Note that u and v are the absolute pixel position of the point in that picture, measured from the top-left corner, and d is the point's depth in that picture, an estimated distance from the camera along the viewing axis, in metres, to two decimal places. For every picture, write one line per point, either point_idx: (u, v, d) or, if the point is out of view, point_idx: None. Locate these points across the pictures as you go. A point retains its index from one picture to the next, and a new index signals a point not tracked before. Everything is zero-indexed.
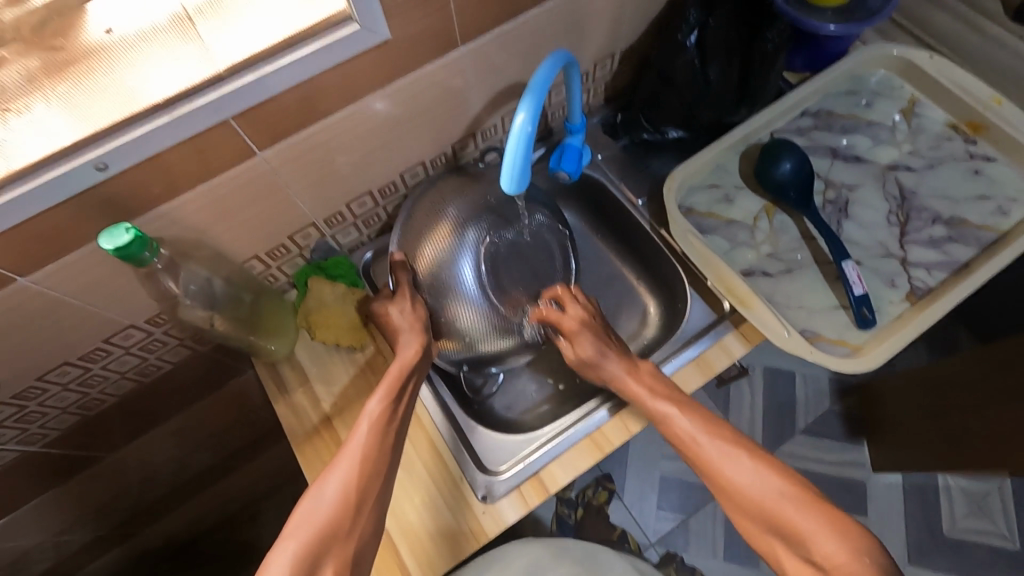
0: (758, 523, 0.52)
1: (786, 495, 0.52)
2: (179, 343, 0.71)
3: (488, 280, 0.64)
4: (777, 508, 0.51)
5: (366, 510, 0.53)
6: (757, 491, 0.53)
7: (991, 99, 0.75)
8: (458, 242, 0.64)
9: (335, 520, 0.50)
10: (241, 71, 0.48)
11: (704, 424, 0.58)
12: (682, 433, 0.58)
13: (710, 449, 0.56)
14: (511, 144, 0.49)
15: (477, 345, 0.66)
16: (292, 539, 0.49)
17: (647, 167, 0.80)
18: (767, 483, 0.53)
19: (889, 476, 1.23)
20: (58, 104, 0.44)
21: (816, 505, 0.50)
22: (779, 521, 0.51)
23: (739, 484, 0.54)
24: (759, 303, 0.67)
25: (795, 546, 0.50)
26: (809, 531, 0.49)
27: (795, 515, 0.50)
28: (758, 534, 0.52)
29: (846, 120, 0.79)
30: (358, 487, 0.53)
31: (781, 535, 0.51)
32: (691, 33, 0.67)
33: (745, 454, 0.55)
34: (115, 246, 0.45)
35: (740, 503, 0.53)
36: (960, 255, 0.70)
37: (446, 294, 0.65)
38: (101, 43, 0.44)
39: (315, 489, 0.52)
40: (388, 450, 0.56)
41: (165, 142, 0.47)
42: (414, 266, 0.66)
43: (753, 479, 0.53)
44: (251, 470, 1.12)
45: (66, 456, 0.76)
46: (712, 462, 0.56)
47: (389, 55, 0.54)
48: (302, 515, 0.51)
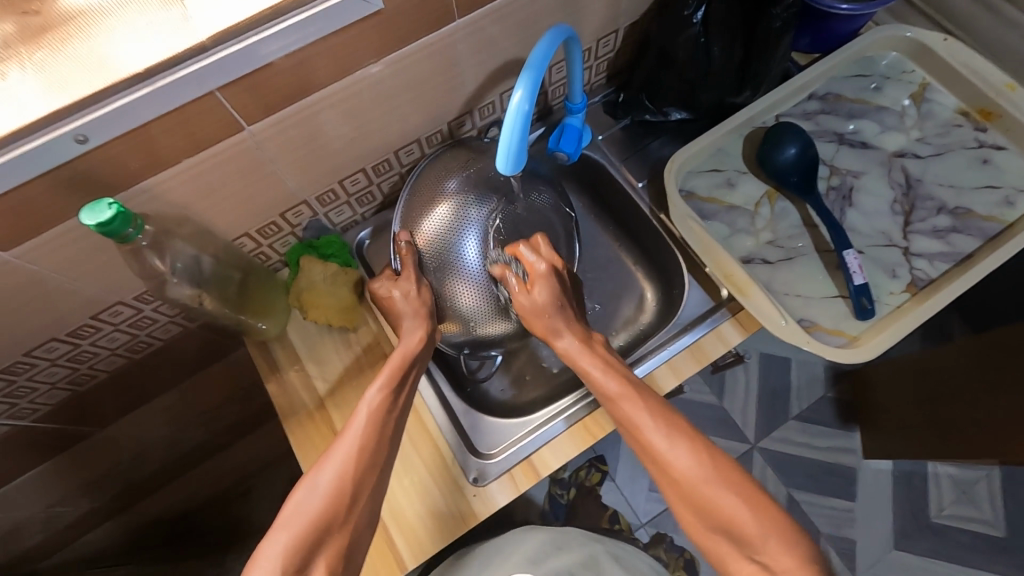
0: (706, 520, 0.52)
1: (739, 495, 0.52)
2: (169, 321, 0.70)
3: (491, 257, 0.63)
4: (726, 511, 0.51)
5: (359, 504, 0.52)
6: (708, 489, 0.52)
7: (1004, 85, 0.73)
8: (462, 218, 0.62)
9: (326, 514, 0.50)
10: (226, 40, 0.45)
11: (659, 415, 0.57)
12: (636, 421, 0.56)
13: (660, 438, 0.55)
14: (507, 122, 0.47)
15: (476, 326, 0.65)
16: (285, 530, 0.49)
17: (647, 149, 0.78)
18: (718, 483, 0.53)
19: (879, 463, 1.24)
20: (32, 71, 0.43)
21: (767, 510, 0.51)
22: (728, 522, 0.51)
23: (690, 480, 0.53)
24: (756, 291, 0.66)
25: (741, 548, 0.51)
26: (759, 534, 0.50)
27: (745, 519, 0.51)
28: (701, 527, 0.53)
29: (854, 104, 0.77)
30: (353, 480, 0.52)
31: (729, 536, 0.51)
32: (698, 10, 0.64)
33: (700, 452, 0.54)
34: (97, 221, 0.44)
35: (690, 499, 0.53)
36: (963, 246, 0.69)
37: (450, 271, 0.63)
38: (80, 9, 0.45)
39: (308, 481, 0.52)
40: (384, 443, 0.55)
41: (148, 115, 0.46)
42: (418, 241, 0.64)
43: (704, 477, 0.53)
44: (247, 446, 1.13)
45: (58, 431, 0.76)
46: (663, 454, 0.55)
47: (382, 27, 0.52)
48: (295, 507, 0.50)
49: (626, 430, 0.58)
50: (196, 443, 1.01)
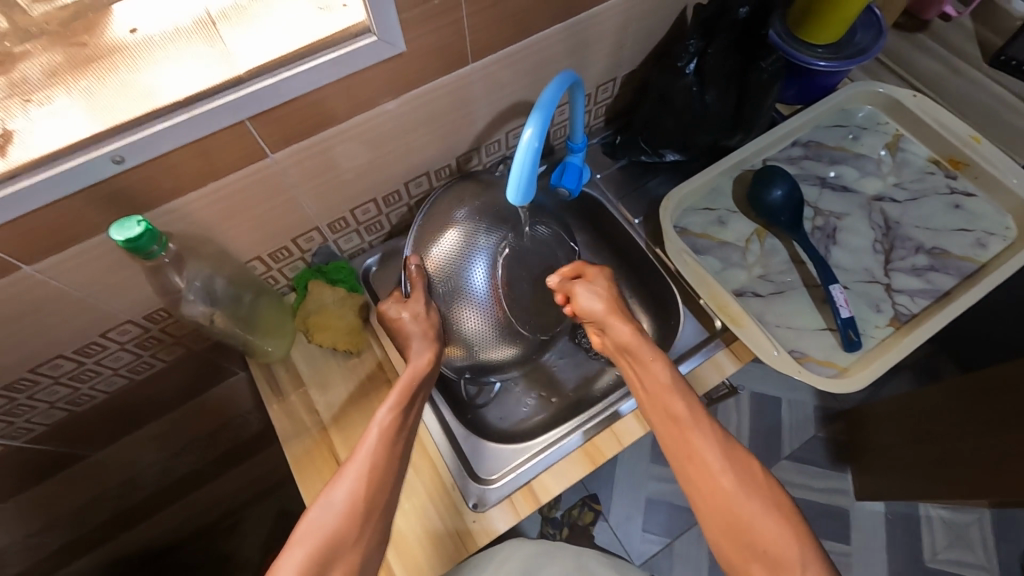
0: (739, 538, 0.51)
1: (776, 515, 0.51)
2: (174, 340, 0.71)
3: (499, 284, 0.64)
4: (760, 530, 0.51)
5: (371, 525, 0.51)
6: (747, 505, 0.52)
7: (970, 137, 0.79)
8: (472, 246, 0.64)
9: (340, 533, 0.49)
10: (261, 75, 0.49)
11: (706, 423, 0.56)
12: (680, 420, 0.56)
13: (706, 445, 0.54)
14: (518, 158, 0.52)
15: (478, 351, 0.67)
16: (299, 548, 0.48)
17: (644, 188, 0.83)
18: (758, 500, 0.52)
19: (872, 505, 1.25)
20: (77, 96, 0.45)
21: (803, 536, 0.50)
22: (757, 538, 0.51)
23: (728, 492, 0.52)
24: (749, 321, 0.69)
25: (776, 572, 0.49)
26: (798, 560, 0.49)
27: (779, 540, 0.50)
28: (731, 544, 0.52)
29: (834, 151, 0.83)
30: (366, 498, 0.51)
31: (765, 558, 0.50)
32: (690, 62, 0.70)
33: (744, 466, 0.54)
34: (126, 237, 0.46)
35: (727, 513, 0.52)
36: (941, 284, 0.73)
37: (455, 294, 0.64)
38: (124, 41, 0.44)
39: (322, 497, 0.51)
40: (396, 462, 0.55)
41: (183, 138, 0.49)
42: (427, 266, 0.65)
43: (744, 491, 0.52)
44: (236, 478, 1.11)
45: (49, 454, 0.75)
46: (700, 457, 0.54)
47: (403, 67, 0.56)
48: (309, 524, 0.50)
49: (666, 433, 0.57)
50: (185, 472, 0.99)
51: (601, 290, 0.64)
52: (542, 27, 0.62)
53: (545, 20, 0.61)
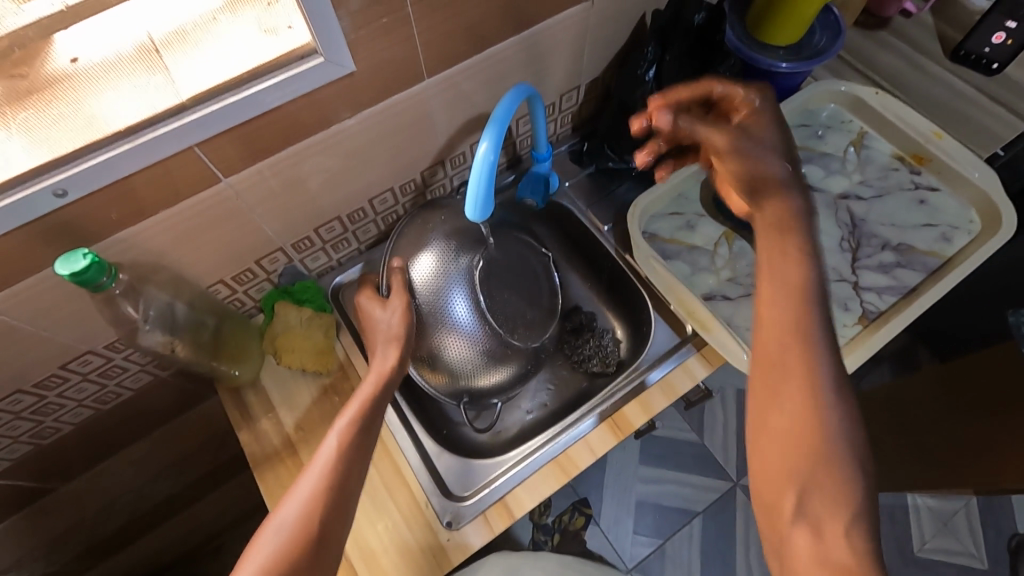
0: (775, 449, 0.43)
1: (836, 443, 0.41)
2: (141, 369, 0.70)
3: (483, 310, 0.63)
4: (801, 460, 0.41)
5: (327, 543, 0.50)
6: (811, 418, 0.42)
7: (932, 133, 0.80)
8: (449, 274, 0.63)
9: (290, 556, 0.48)
10: (206, 100, 0.48)
11: (814, 329, 0.43)
12: (773, 320, 0.45)
13: (785, 325, 0.44)
14: (474, 173, 0.51)
15: (465, 380, 0.66)
16: (249, 566, 0.48)
17: (613, 194, 0.83)
18: (823, 417, 0.42)
19: None
20: (17, 131, 0.44)
21: (862, 478, 0.40)
22: (794, 454, 0.42)
23: (796, 403, 0.43)
24: (718, 327, 0.69)
25: (806, 497, 0.40)
26: (838, 496, 0.40)
27: (818, 472, 0.40)
28: (767, 474, 0.43)
29: (801, 151, 0.83)
30: (319, 517, 0.50)
31: (790, 489, 0.41)
32: (649, 69, 0.71)
33: (821, 384, 0.43)
34: (71, 271, 0.45)
35: (770, 418, 0.44)
36: (908, 280, 0.74)
37: (439, 327, 0.64)
38: (65, 72, 0.43)
39: (275, 517, 0.51)
40: (356, 474, 0.54)
41: (129, 168, 0.48)
42: (413, 281, 0.64)
43: (813, 407, 0.42)
44: (220, 501, 1.09)
45: (19, 488, 0.74)
46: (746, 365, 0.47)
47: (356, 85, 0.55)
48: (260, 548, 0.49)
49: (758, 333, 0.46)
50: (163, 500, 0.97)
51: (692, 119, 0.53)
52: (498, 40, 0.62)
53: (500, 32, 0.61)
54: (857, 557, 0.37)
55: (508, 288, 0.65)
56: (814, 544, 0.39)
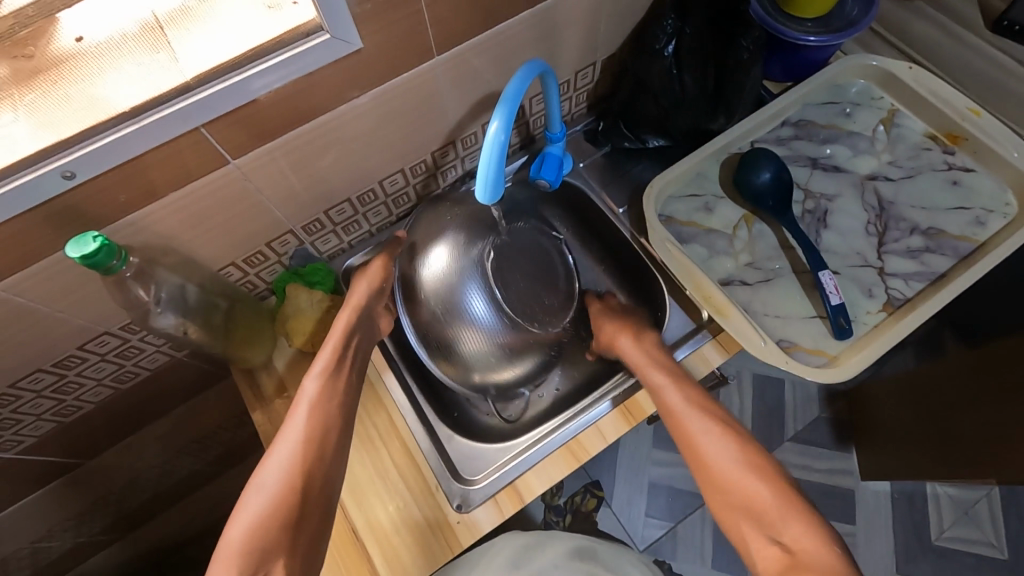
0: (725, 501, 0.56)
1: (760, 476, 0.55)
2: (156, 349, 0.70)
3: (500, 303, 0.62)
4: (752, 496, 0.55)
5: (314, 493, 0.54)
6: (734, 469, 0.56)
7: (969, 110, 0.76)
8: (463, 267, 0.62)
9: (278, 510, 0.52)
10: (211, 79, 0.47)
11: (692, 394, 0.62)
12: (669, 401, 0.62)
13: (678, 399, 0.61)
14: (484, 153, 0.50)
15: (484, 371, 0.66)
16: (238, 525, 0.51)
17: (629, 174, 0.81)
18: (743, 462, 0.57)
19: (878, 484, 1.23)
20: (24, 113, 0.44)
21: (788, 493, 0.54)
22: (748, 501, 0.55)
23: (721, 462, 0.57)
24: (735, 312, 0.67)
25: (763, 528, 0.53)
26: (780, 515, 0.53)
27: (766, 501, 0.54)
28: (727, 511, 0.56)
29: (827, 129, 0.80)
30: (299, 471, 0.54)
31: (751, 516, 0.54)
32: (668, 43, 0.68)
33: (728, 434, 0.59)
34: (82, 254, 0.45)
35: (712, 478, 0.57)
36: (937, 265, 0.70)
37: (455, 322, 0.63)
38: (70, 51, 0.43)
39: (259, 473, 0.54)
40: (331, 426, 0.57)
41: (135, 150, 0.47)
42: (424, 277, 0.63)
43: (731, 458, 0.57)
44: (237, 477, 1.11)
45: (44, 464, 0.76)
46: (689, 435, 0.59)
47: (364, 62, 0.54)
48: (248, 507, 0.52)
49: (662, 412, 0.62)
50: (183, 476, 0.99)
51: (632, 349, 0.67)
52: (510, 13, 0.59)
53: (513, 5, 0.59)
54: (818, 559, 0.49)
55: (524, 272, 0.64)
56: (784, 558, 0.51)
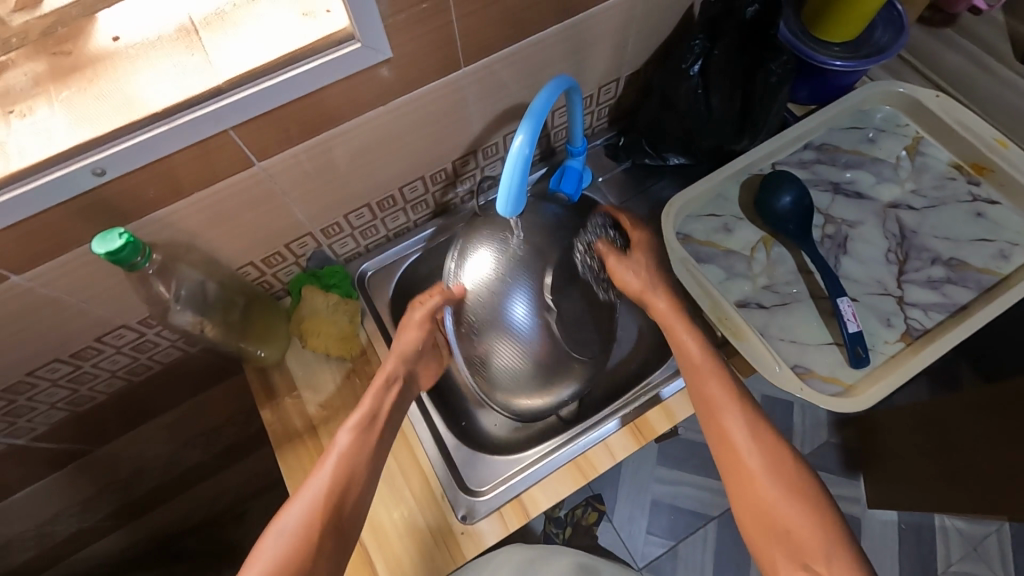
0: (760, 521, 0.53)
1: (802, 502, 0.52)
2: (171, 344, 0.71)
3: (540, 317, 0.62)
4: (786, 516, 0.52)
5: (330, 547, 0.53)
6: (776, 491, 0.53)
7: (996, 141, 0.75)
8: (505, 283, 0.62)
9: (291, 561, 0.50)
10: (242, 84, 0.48)
11: (740, 403, 0.57)
12: (716, 404, 0.57)
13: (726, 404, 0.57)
14: (508, 167, 0.50)
15: (520, 387, 0.66)
16: (256, 567, 0.50)
17: (647, 190, 0.83)
18: (785, 483, 0.53)
19: (885, 513, 1.21)
20: (60, 107, 0.45)
21: (830, 524, 0.51)
22: (782, 523, 0.52)
23: (762, 478, 0.53)
24: (751, 335, 0.67)
25: (799, 558, 0.50)
26: (821, 548, 0.50)
27: (803, 525, 0.51)
28: (757, 530, 0.53)
29: (850, 155, 0.79)
30: (319, 525, 0.53)
31: (784, 539, 0.51)
32: (695, 63, 0.68)
33: (774, 451, 0.55)
34: (107, 250, 0.46)
35: (752, 495, 0.54)
36: (958, 297, 0.69)
37: (496, 334, 0.63)
38: (107, 49, 0.47)
39: (279, 518, 0.53)
40: (358, 485, 0.56)
41: (164, 149, 0.48)
42: (467, 289, 0.63)
43: (774, 477, 0.53)
44: (240, 473, 1.11)
45: (55, 451, 0.76)
46: (726, 434, 0.56)
47: (393, 71, 0.54)
48: (265, 553, 0.51)
49: (704, 413, 0.58)
50: (188, 469, 1.00)
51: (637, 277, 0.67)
52: (539, 28, 0.60)
53: (542, 20, 0.59)
54: None
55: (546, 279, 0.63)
56: None
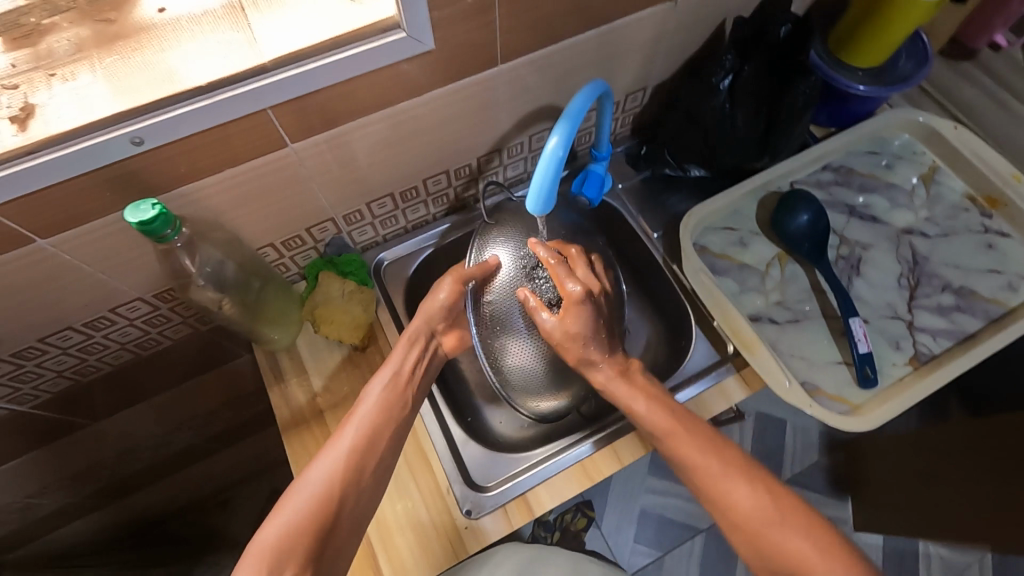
0: (767, 567, 0.53)
1: (803, 537, 0.52)
2: (182, 320, 0.71)
3: (552, 320, 0.65)
4: (791, 550, 0.51)
5: (351, 502, 0.54)
6: (772, 534, 0.52)
7: (1011, 175, 0.76)
8: (522, 282, 0.64)
9: (318, 514, 0.51)
10: (285, 65, 0.48)
11: (716, 454, 0.57)
12: (690, 460, 0.57)
13: (697, 458, 0.57)
14: (540, 167, 0.51)
15: (523, 389, 0.68)
16: (276, 522, 0.51)
17: (665, 203, 0.82)
18: (778, 525, 0.53)
19: (871, 537, 1.22)
20: (102, 74, 0.45)
21: (833, 550, 0.51)
22: (788, 559, 0.51)
23: (753, 524, 0.53)
24: (763, 349, 0.67)
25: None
26: (828, 574, 0.49)
27: (810, 557, 0.51)
28: (771, 572, 0.53)
29: (866, 179, 0.81)
30: (343, 485, 0.54)
31: (793, 574, 0.51)
32: (726, 78, 0.68)
33: (760, 493, 0.55)
34: (139, 220, 0.46)
35: (750, 540, 0.54)
36: (966, 325, 0.71)
37: (506, 331, 0.65)
38: (152, 21, 0.46)
39: (304, 474, 0.54)
40: (382, 445, 0.58)
41: (203, 124, 0.48)
42: (488, 284, 0.65)
43: (767, 521, 0.53)
44: (233, 457, 1.10)
45: (54, 422, 0.75)
46: (729, 499, 0.55)
47: (431, 65, 0.55)
48: (292, 503, 0.52)
49: (684, 471, 0.58)
50: (183, 449, 0.99)
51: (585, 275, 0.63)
52: (576, 32, 0.60)
53: (580, 24, 0.60)
54: None
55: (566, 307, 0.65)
56: None
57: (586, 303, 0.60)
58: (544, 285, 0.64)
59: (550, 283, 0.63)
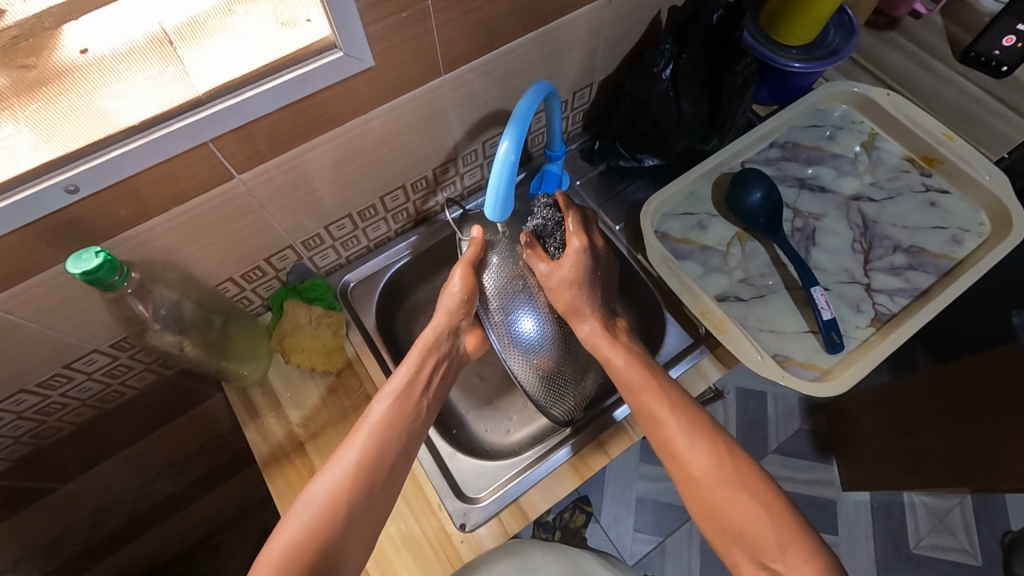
0: (715, 526, 0.54)
1: (754, 499, 0.53)
2: (145, 367, 0.68)
3: (546, 328, 0.65)
4: (739, 515, 0.53)
5: (355, 524, 0.53)
6: (723, 492, 0.54)
7: (944, 134, 0.80)
8: (517, 297, 0.65)
9: (318, 531, 0.51)
10: (222, 95, 0.47)
11: (682, 412, 0.58)
12: (655, 414, 0.58)
13: (668, 415, 0.57)
14: (495, 170, 0.51)
15: (538, 400, 0.65)
16: (279, 540, 0.50)
17: (623, 193, 0.83)
18: (731, 486, 0.54)
19: (857, 494, 1.26)
20: (27, 125, 0.42)
21: (783, 518, 0.52)
22: (740, 525, 0.53)
23: (707, 482, 0.55)
24: (733, 328, 0.69)
25: (756, 556, 0.52)
26: (777, 543, 0.51)
27: (755, 522, 0.52)
28: (719, 538, 0.55)
29: (813, 151, 0.83)
30: (346, 501, 0.52)
31: (743, 542, 0.53)
32: (666, 67, 0.70)
33: (718, 453, 0.56)
34: (83, 270, 0.44)
35: (702, 496, 0.55)
36: (919, 282, 0.74)
37: (507, 339, 0.64)
38: (75, 63, 0.41)
39: (306, 493, 0.53)
40: (388, 456, 0.56)
41: (142, 164, 0.47)
42: (479, 289, 0.65)
43: (721, 479, 0.54)
44: (217, 501, 1.06)
45: (19, 492, 0.71)
46: (683, 456, 0.56)
47: (372, 82, 0.54)
48: (294, 522, 0.51)
49: (646, 423, 0.59)
50: (161, 501, 0.95)
51: (577, 248, 0.62)
52: (515, 36, 0.61)
53: (518, 28, 0.60)
54: None
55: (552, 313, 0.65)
56: None
57: (586, 254, 0.62)
58: (554, 239, 0.67)
59: (535, 281, 0.65)
